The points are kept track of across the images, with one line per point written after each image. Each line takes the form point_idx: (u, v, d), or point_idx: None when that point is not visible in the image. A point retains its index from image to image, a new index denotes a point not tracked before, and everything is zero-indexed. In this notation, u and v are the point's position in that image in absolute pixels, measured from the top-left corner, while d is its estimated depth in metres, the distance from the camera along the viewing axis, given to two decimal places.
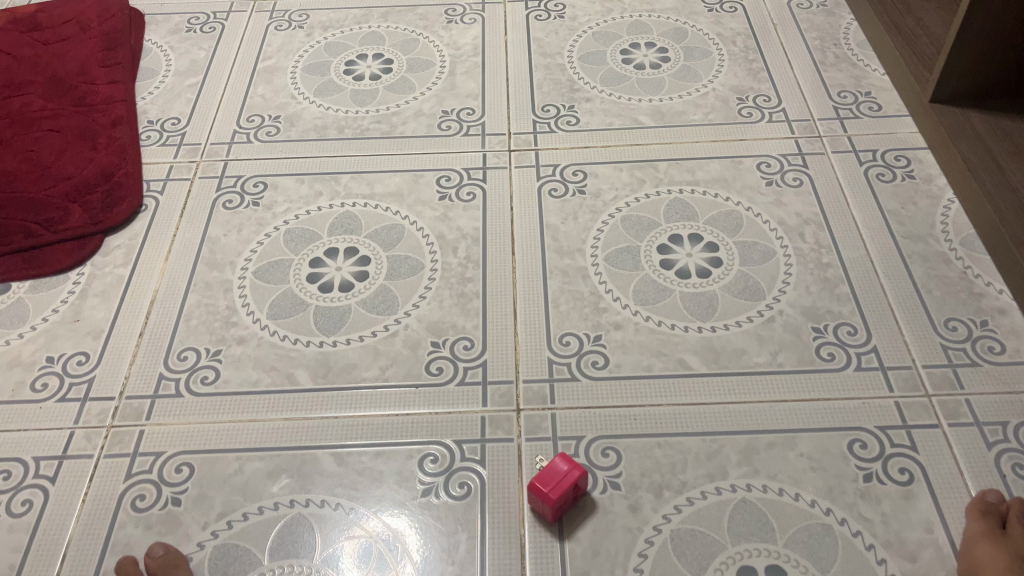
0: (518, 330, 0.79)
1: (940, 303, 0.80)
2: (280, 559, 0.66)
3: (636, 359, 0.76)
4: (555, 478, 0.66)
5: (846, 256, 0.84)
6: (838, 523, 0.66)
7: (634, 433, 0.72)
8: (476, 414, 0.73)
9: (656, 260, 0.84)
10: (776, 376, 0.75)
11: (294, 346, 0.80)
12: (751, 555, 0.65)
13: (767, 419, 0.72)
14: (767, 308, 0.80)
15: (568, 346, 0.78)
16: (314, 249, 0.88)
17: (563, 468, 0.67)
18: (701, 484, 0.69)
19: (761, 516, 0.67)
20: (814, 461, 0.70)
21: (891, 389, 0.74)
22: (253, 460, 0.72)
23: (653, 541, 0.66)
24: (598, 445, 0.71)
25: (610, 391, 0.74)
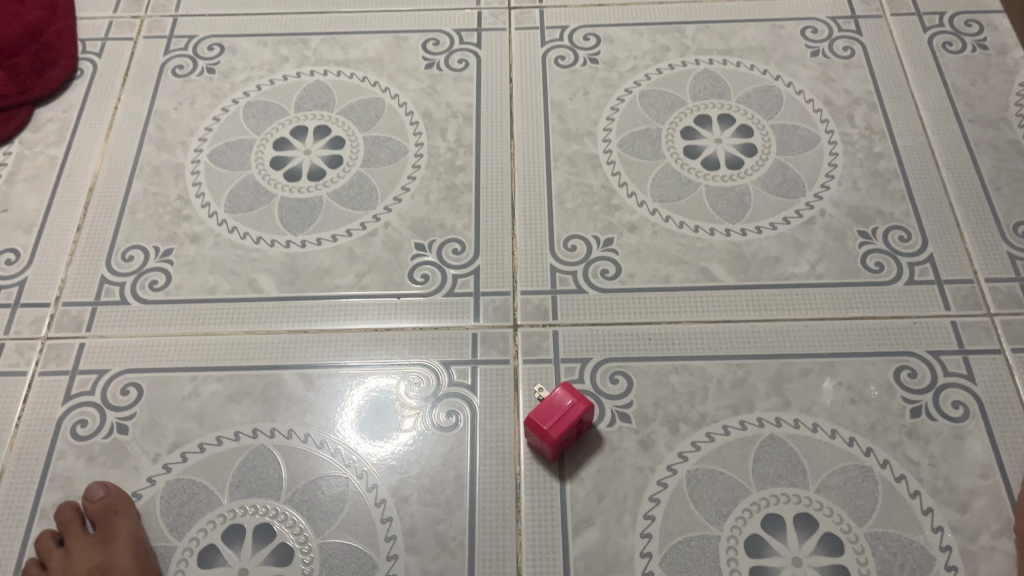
0: (516, 230, 0.68)
1: (1010, 204, 0.69)
2: (240, 498, 0.58)
3: (653, 269, 0.66)
4: (556, 414, 0.57)
5: (902, 144, 0.72)
6: (879, 466, 0.58)
7: (648, 357, 0.62)
8: (466, 330, 0.64)
9: (679, 146, 0.72)
10: (813, 290, 0.65)
11: (256, 246, 0.69)
12: (778, 502, 0.56)
13: (802, 341, 0.63)
14: (807, 207, 0.69)
15: (573, 252, 0.67)
16: (280, 127, 0.75)
17: (565, 402, 0.57)
18: (724, 418, 0.60)
19: (792, 457, 0.58)
20: (854, 393, 0.60)
21: (947, 307, 0.64)
22: (210, 381, 0.62)
23: (667, 484, 0.57)
24: (607, 369, 0.61)
25: (622, 306, 0.64)
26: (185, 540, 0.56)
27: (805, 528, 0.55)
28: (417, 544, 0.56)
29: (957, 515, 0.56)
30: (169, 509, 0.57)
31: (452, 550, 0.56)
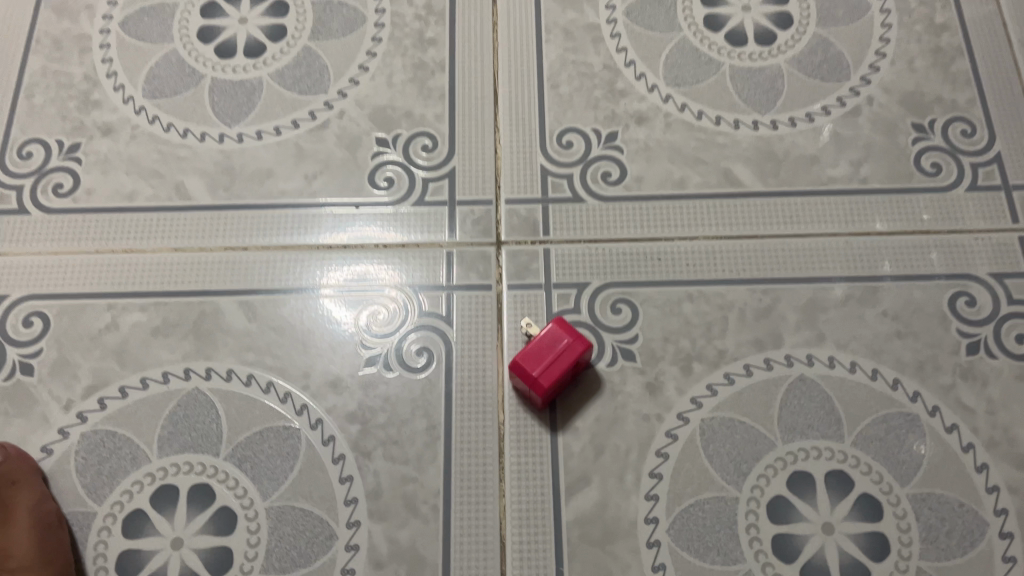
0: (499, 123, 0.56)
1: None
2: (172, 455, 0.48)
3: (664, 172, 0.55)
4: (548, 355, 0.47)
5: (968, 14, 0.59)
6: (928, 413, 0.49)
7: (657, 281, 0.52)
8: (439, 248, 0.53)
9: (699, 16, 0.59)
10: (856, 198, 0.54)
11: (183, 141, 0.57)
12: (807, 457, 0.48)
13: (842, 261, 0.52)
14: (852, 94, 0.57)
15: (569, 150, 0.55)
16: None
17: (558, 342, 0.47)
18: (746, 355, 0.50)
19: (825, 403, 0.49)
20: (901, 325, 0.51)
21: (1015, 220, 0.53)
22: (131, 310, 0.52)
23: (677, 436, 0.49)
24: (607, 296, 0.52)
25: (627, 218, 0.54)
26: (107, 504, 0.47)
27: (838, 490, 0.47)
28: (383, 509, 0.47)
29: (1016, 472, 0.48)
30: (88, 468, 0.48)
31: (424, 516, 0.47)
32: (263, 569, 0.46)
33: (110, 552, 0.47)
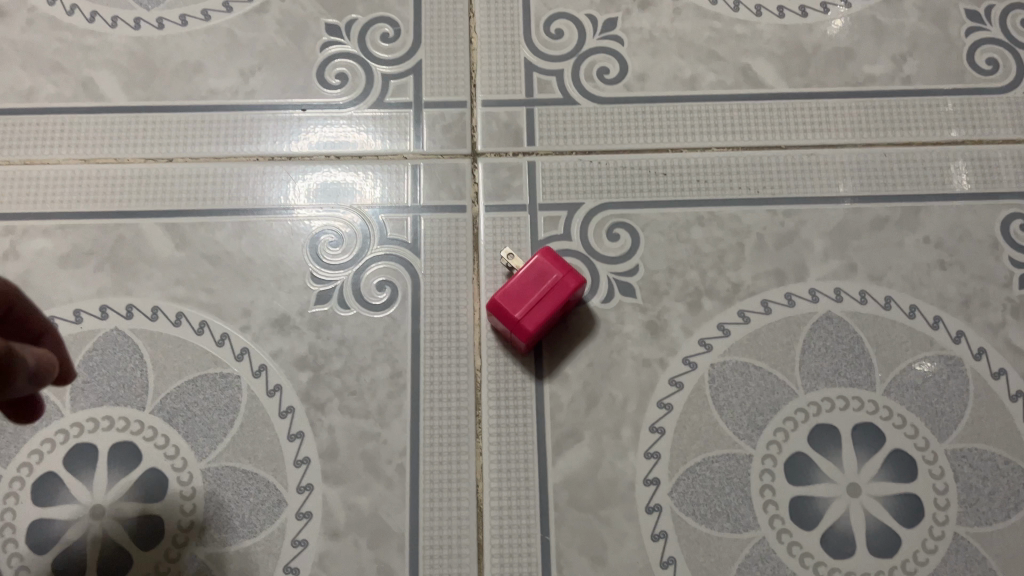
0: (475, 9, 0.47)
1: None
2: (88, 408, 0.41)
3: (672, 68, 0.46)
4: (534, 293, 0.39)
5: None
6: (972, 357, 0.42)
7: (662, 200, 0.44)
8: (403, 160, 0.45)
9: None
10: (894, 101, 0.46)
11: (92, 27, 0.47)
12: (832, 408, 0.41)
13: (877, 177, 0.45)
14: None
15: (559, 42, 0.47)
16: None
17: (546, 277, 0.40)
18: (764, 289, 0.43)
19: (854, 345, 0.42)
20: (944, 253, 0.44)
21: None
22: (34, 234, 0.43)
23: (682, 384, 0.42)
24: (602, 219, 0.44)
25: (626, 124, 0.45)
26: (13, 466, 0.40)
27: (867, 445, 0.41)
28: (339, 471, 0.40)
29: None
30: None
31: (387, 478, 0.40)
32: (198, 541, 0.39)
33: (18, 523, 0.39)
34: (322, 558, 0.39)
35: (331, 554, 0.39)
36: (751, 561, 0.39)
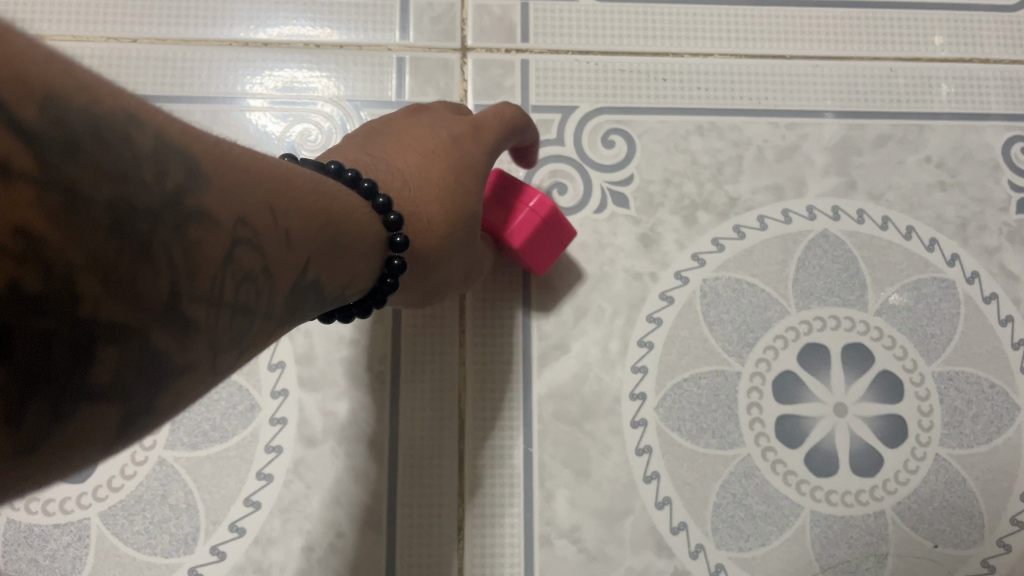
0: None
1: None
2: None
3: None
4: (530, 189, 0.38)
5: None
6: (965, 280, 0.41)
7: (661, 107, 0.42)
8: (387, 52, 0.42)
9: None
10: (905, 13, 0.44)
11: None
12: (823, 327, 0.40)
13: (881, 91, 0.43)
14: None
15: None
16: None
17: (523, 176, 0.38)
18: (761, 204, 0.42)
19: (848, 264, 0.41)
20: (945, 174, 0.42)
21: None
22: None
23: (674, 299, 0.40)
24: (597, 126, 0.42)
25: (625, 25, 0.43)
26: None
27: (855, 366, 0.40)
28: (316, 377, 0.39)
29: None
30: None
31: (365, 385, 0.39)
32: (166, 445, 0.38)
33: None
34: (297, 465, 0.38)
35: (306, 461, 0.38)
36: (735, 477, 0.39)
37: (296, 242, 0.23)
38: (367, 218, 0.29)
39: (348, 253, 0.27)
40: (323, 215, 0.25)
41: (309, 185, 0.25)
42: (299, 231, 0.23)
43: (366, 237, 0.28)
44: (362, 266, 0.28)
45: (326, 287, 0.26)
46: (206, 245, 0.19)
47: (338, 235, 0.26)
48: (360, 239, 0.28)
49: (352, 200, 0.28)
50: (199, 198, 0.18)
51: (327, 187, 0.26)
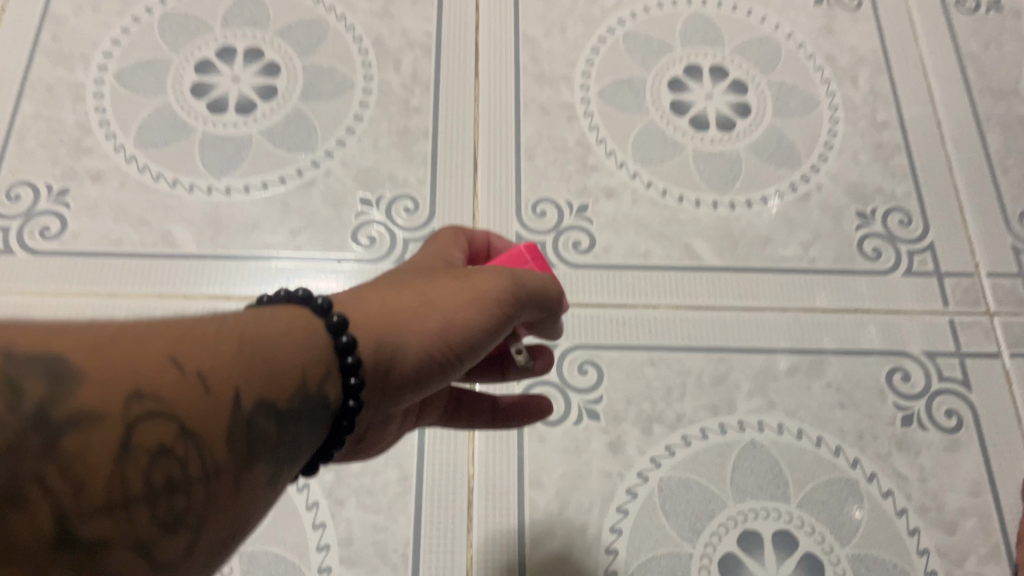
0: (477, 191, 0.59)
1: (1017, 188, 0.63)
2: None
3: (631, 242, 0.59)
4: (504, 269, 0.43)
5: (906, 115, 0.65)
6: (866, 479, 0.53)
7: (622, 345, 0.55)
8: None
9: (666, 102, 0.63)
10: (806, 275, 0.59)
11: (172, 192, 0.59)
12: (755, 517, 0.51)
13: (789, 334, 0.57)
14: (802, 181, 0.62)
15: (542, 219, 0.59)
16: (202, 47, 0.64)
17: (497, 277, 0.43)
18: (701, 419, 0.54)
19: (773, 465, 0.53)
20: (843, 396, 0.55)
21: (946, 303, 0.58)
22: None
23: (637, 494, 0.51)
24: (574, 359, 0.55)
25: (593, 284, 0.57)
26: None
27: (783, 548, 0.50)
28: (354, 556, 0.49)
29: (945, 537, 0.51)
30: None
31: (392, 564, 0.49)
32: None
33: None
34: None
35: None
36: None
37: (210, 373, 0.28)
38: (303, 329, 0.33)
39: (285, 383, 0.31)
40: (240, 357, 0.30)
41: (216, 323, 0.30)
42: (213, 372, 0.28)
43: (308, 352, 0.32)
44: (318, 385, 0.33)
45: (277, 420, 0.30)
46: (96, 430, 0.25)
47: (264, 362, 0.30)
48: (296, 354, 0.32)
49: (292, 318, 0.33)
50: (69, 404, 0.25)
51: (243, 320, 0.31)
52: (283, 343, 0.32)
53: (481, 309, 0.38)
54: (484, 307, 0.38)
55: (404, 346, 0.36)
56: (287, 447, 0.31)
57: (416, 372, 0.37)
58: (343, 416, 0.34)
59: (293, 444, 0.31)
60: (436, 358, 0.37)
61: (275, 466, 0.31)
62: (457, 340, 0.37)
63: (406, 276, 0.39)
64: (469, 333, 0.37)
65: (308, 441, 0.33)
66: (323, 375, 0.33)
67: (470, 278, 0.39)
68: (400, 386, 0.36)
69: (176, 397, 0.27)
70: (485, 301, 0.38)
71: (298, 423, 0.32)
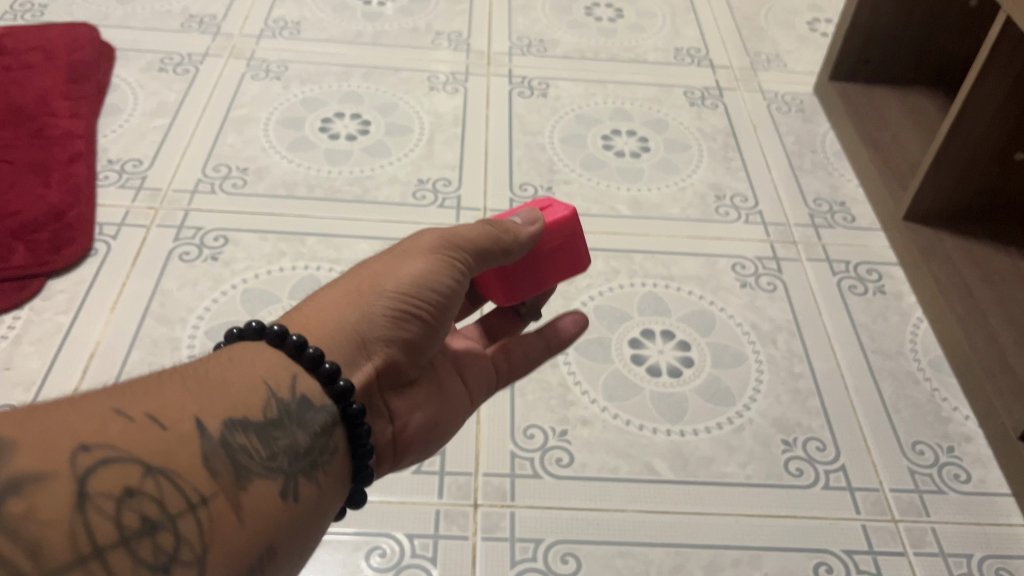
0: (481, 419, 0.76)
1: (909, 424, 0.79)
2: None
3: (602, 460, 0.74)
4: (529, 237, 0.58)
5: (817, 366, 0.83)
6: None
7: (596, 540, 0.68)
8: (430, 505, 0.69)
9: (628, 354, 0.82)
10: (743, 488, 0.73)
11: None
12: None
13: (732, 533, 0.70)
14: (737, 415, 0.78)
15: (531, 440, 0.75)
16: (272, 312, 0.84)
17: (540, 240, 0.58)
18: None
19: None
20: None
21: (858, 511, 0.72)
22: None
23: None
24: (557, 550, 0.67)
25: (572, 492, 0.71)
26: None
27: None
28: None
29: None
30: None
31: None
32: None
33: None
34: None
35: None
36: None
37: (152, 418, 0.39)
38: (236, 353, 0.47)
39: (222, 405, 0.42)
40: (175, 393, 0.41)
41: (133, 389, 0.41)
42: (158, 412, 0.40)
43: (244, 371, 0.45)
44: (263, 397, 0.45)
45: (227, 431, 0.42)
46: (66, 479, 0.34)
47: (198, 391, 0.42)
48: (233, 374, 0.45)
49: (209, 370, 0.45)
50: (44, 468, 0.34)
51: (190, 366, 0.45)
52: (201, 376, 0.44)
53: (414, 264, 0.53)
54: (416, 262, 0.53)
55: (360, 313, 0.51)
56: (250, 454, 0.42)
57: (385, 327, 0.52)
58: (313, 407, 0.47)
59: (258, 449, 0.43)
60: (392, 310, 0.52)
61: (247, 474, 0.41)
62: (404, 292, 0.52)
63: (336, 299, 0.52)
64: (411, 283, 0.52)
65: (284, 442, 0.45)
66: (266, 385, 0.45)
67: (403, 251, 0.54)
68: (373, 344, 0.51)
69: (135, 436, 0.38)
70: (413, 258, 0.53)
71: (254, 434, 0.43)
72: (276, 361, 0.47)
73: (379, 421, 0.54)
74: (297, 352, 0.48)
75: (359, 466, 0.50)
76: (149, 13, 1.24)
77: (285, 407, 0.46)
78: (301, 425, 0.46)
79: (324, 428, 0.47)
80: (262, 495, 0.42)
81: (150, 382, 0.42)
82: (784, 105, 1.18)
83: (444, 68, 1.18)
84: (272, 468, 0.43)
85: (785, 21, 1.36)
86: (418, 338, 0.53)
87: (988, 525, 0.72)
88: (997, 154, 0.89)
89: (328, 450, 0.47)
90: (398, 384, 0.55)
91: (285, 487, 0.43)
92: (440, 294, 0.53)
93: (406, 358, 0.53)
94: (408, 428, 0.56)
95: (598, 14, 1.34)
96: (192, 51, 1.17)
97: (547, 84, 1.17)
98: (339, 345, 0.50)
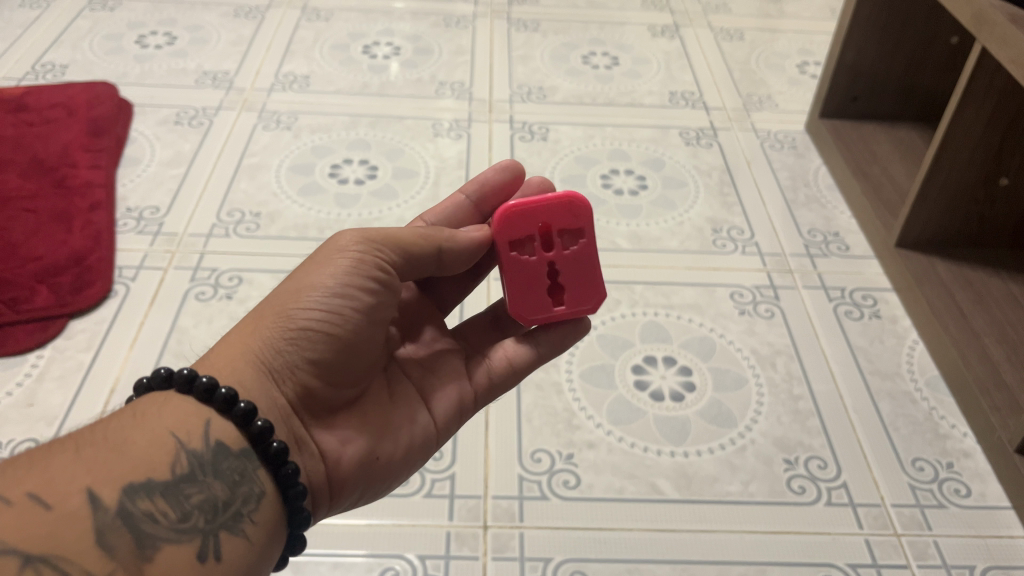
0: (489, 444, 0.78)
1: (908, 442, 0.80)
2: None
3: (609, 481, 0.76)
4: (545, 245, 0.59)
5: (816, 388, 0.85)
6: None
7: (603, 558, 0.70)
8: (441, 528, 0.71)
9: (631, 380, 0.84)
10: (746, 506, 0.74)
11: None
12: None
13: (739, 550, 0.71)
14: (739, 436, 0.80)
15: (539, 463, 0.77)
16: None
17: (555, 245, 0.59)
18: None
19: None
20: None
21: (861, 526, 0.73)
22: None
23: None
24: (566, 568, 0.69)
25: (580, 512, 0.73)
26: None
27: None
28: None
29: None
30: None
31: None
32: None
33: None
34: None
35: None
36: None
37: (33, 494, 0.40)
38: (145, 406, 0.48)
39: (121, 469, 0.43)
40: (68, 466, 0.42)
41: (26, 464, 0.42)
42: (45, 490, 0.41)
43: (150, 427, 0.46)
44: (170, 452, 0.45)
45: (125, 498, 0.42)
46: None
47: (93, 458, 0.43)
48: (136, 431, 0.46)
49: (117, 426, 0.46)
50: None
51: (98, 426, 0.46)
52: (104, 438, 0.45)
53: (325, 273, 0.52)
54: (327, 271, 0.52)
55: (264, 333, 0.52)
56: (158, 521, 0.43)
57: (288, 346, 0.51)
58: (228, 453, 0.48)
59: (165, 511, 0.44)
60: (301, 330, 0.51)
61: (152, 542, 0.42)
62: (306, 304, 0.52)
63: (252, 325, 0.53)
64: (312, 291, 0.52)
65: (198, 498, 0.45)
66: (174, 437, 0.46)
67: (322, 257, 0.53)
68: (276, 365, 0.51)
69: (17, 519, 0.39)
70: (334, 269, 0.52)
71: (162, 497, 0.44)
72: (185, 411, 0.48)
73: (308, 455, 0.53)
74: (206, 396, 0.48)
75: (293, 511, 0.50)
76: (165, 70, 1.30)
77: (197, 458, 0.46)
78: (217, 475, 0.47)
79: (243, 474, 0.48)
80: (175, 560, 0.43)
81: (43, 457, 0.43)
82: (777, 142, 1.22)
83: (449, 116, 1.23)
84: (183, 530, 0.44)
85: (775, 64, 1.41)
86: (334, 357, 0.52)
87: (990, 537, 0.73)
88: (982, 182, 0.92)
89: (253, 498, 0.48)
90: (328, 415, 0.54)
91: (202, 547, 0.44)
92: (348, 303, 0.52)
93: (323, 381, 0.53)
94: (344, 462, 0.54)
95: (595, 61, 1.39)
96: (207, 105, 1.22)
97: (547, 129, 1.22)
98: (238, 375, 0.50)
